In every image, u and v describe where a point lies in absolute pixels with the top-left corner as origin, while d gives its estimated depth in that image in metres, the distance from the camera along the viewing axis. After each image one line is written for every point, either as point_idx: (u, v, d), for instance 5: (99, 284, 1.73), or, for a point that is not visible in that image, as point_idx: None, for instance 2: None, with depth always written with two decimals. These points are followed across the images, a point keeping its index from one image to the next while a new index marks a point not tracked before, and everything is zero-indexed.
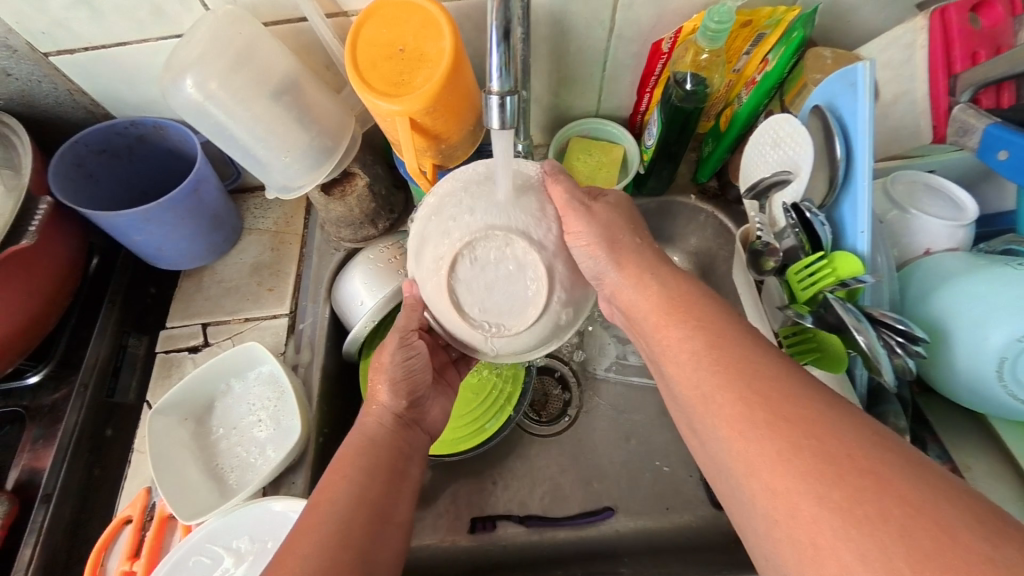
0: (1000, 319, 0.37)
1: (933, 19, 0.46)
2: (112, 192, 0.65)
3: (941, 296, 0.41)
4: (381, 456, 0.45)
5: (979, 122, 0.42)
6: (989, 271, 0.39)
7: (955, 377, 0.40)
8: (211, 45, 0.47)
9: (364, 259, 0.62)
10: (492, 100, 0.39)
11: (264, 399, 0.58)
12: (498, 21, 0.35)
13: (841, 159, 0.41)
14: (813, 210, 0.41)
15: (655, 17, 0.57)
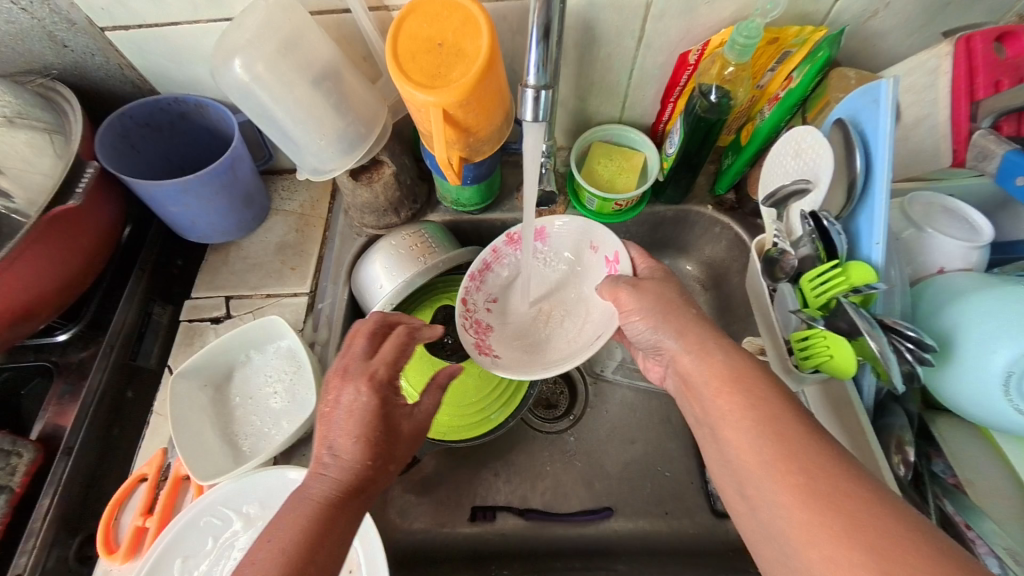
0: (1008, 336, 0.38)
1: (959, 46, 0.47)
2: (152, 164, 0.68)
3: (949, 311, 0.42)
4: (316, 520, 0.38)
5: (998, 148, 0.43)
6: (1002, 290, 0.40)
7: (961, 392, 0.41)
8: (261, 29, 0.50)
9: (387, 245, 0.64)
10: (528, 93, 0.40)
11: (281, 371, 0.60)
12: (538, 20, 0.36)
13: (859, 172, 0.42)
14: (830, 220, 0.42)
15: (684, 30, 0.59)
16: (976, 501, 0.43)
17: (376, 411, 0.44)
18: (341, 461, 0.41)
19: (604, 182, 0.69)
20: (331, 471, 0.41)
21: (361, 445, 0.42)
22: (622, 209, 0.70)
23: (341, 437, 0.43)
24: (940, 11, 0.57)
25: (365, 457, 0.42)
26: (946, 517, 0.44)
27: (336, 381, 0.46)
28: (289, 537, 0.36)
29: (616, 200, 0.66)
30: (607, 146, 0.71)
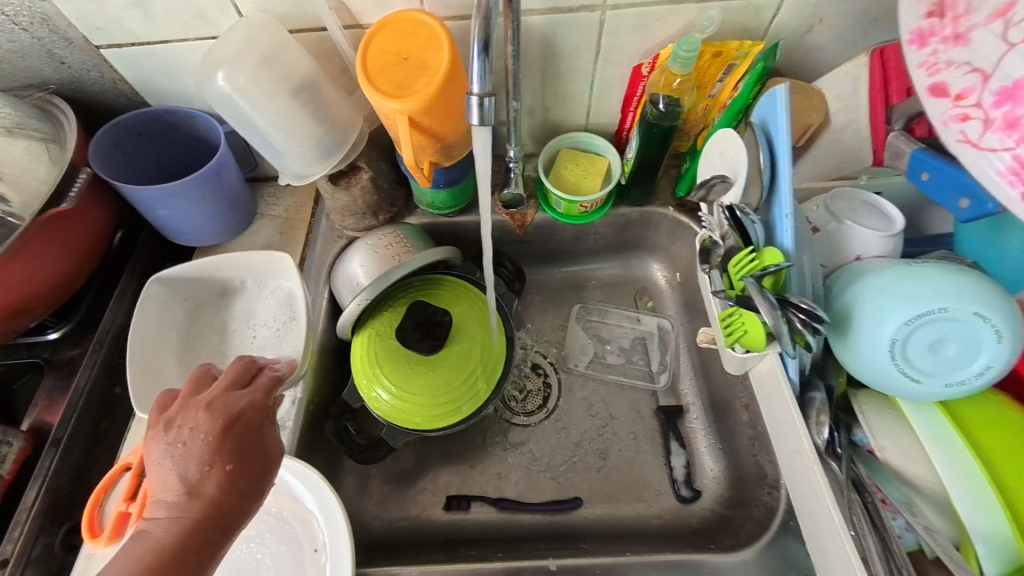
0: (894, 308, 0.39)
1: (874, 57, 0.53)
2: (144, 171, 0.72)
3: (849, 285, 0.43)
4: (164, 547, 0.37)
5: (908, 147, 0.49)
6: (900, 269, 0.40)
7: (858, 358, 0.41)
8: (243, 46, 0.55)
9: (364, 244, 0.68)
10: (473, 101, 0.42)
11: (274, 316, 0.65)
12: (478, 35, 0.39)
13: (765, 165, 0.41)
14: (744, 211, 0.41)
15: (638, 43, 0.64)
16: (889, 467, 0.42)
17: (218, 444, 0.42)
18: (190, 495, 0.39)
19: (570, 185, 0.74)
20: (165, 510, 0.39)
21: (222, 489, 0.40)
22: (588, 210, 0.75)
23: (200, 485, 0.40)
24: (872, 27, 0.63)
25: (218, 488, 0.40)
26: (859, 481, 0.42)
27: (174, 410, 0.44)
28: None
29: (581, 201, 0.71)
30: (574, 151, 0.76)
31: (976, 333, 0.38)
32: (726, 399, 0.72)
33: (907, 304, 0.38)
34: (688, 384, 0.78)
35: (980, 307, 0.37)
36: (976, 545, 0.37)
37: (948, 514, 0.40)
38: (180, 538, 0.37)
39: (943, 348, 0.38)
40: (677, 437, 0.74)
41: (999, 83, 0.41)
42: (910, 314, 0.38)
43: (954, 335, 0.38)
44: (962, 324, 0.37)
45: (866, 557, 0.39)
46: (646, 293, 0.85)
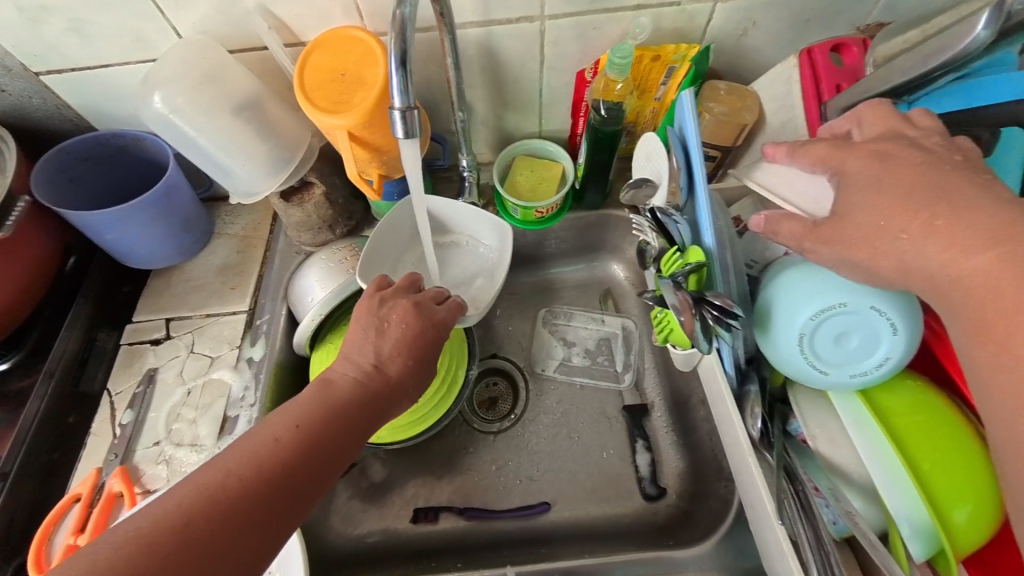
0: (802, 302, 0.41)
1: (802, 58, 0.53)
2: (94, 194, 0.71)
3: (769, 281, 0.45)
4: (356, 408, 0.43)
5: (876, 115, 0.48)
6: (812, 265, 0.42)
7: (775, 352, 0.43)
8: (180, 68, 0.55)
9: (319, 259, 0.68)
10: (396, 114, 0.43)
11: (473, 275, 0.71)
12: (395, 49, 0.40)
13: (682, 168, 0.42)
14: (665, 212, 0.42)
15: (580, 52, 0.65)
16: (821, 456, 0.44)
17: (412, 337, 0.49)
18: (377, 367, 0.46)
19: (526, 192, 0.75)
20: (352, 373, 0.45)
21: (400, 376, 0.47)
22: (545, 216, 0.76)
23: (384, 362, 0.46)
24: (803, 28, 0.65)
25: (397, 373, 0.47)
26: (793, 471, 0.44)
27: (387, 293, 0.53)
28: (312, 411, 0.42)
29: (537, 207, 0.72)
30: (530, 158, 0.77)
31: (873, 324, 0.39)
32: (687, 395, 0.73)
33: (812, 299, 0.40)
34: (652, 382, 0.79)
35: (877, 300, 0.39)
36: (899, 527, 0.39)
37: (872, 500, 0.42)
38: (362, 401, 0.44)
39: (848, 340, 0.40)
40: (642, 436, 0.75)
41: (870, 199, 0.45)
42: (816, 307, 0.40)
43: (855, 326, 0.40)
44: (861, 316, 0.39)
45: (797, 541, 0.41)
46: (610, 294, 0.87)
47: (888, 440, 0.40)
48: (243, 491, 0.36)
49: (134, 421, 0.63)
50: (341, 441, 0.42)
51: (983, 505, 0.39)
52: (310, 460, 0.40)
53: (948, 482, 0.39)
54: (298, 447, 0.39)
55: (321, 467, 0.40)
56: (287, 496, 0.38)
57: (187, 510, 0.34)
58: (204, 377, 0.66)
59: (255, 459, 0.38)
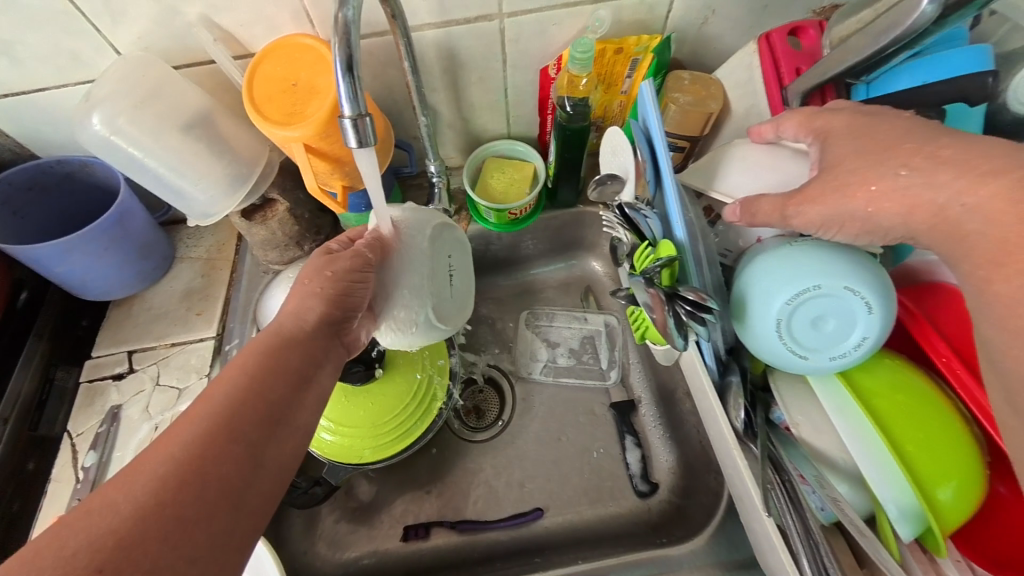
0: (777, 288, 0.40)
1: (761, 43, 0.53)
2: (42, 225, 0.68)
3: (742, 269, 0.44)
4: (288, 355, 0.41)
5: None
6: (783, 248, 0.41)
7: (754, 340, 0.42)
8: (119, 86, 0.52)
9: (287, 278, 0.66)
10: (346, 122, 0.41)
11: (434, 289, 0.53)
12: (339, 54, 0.38)
13: (648, 161, 0.41)
14: (633, 207, 0.41)
15: (542, 48, 0.64)
16: (803, 443, 0.43)
17: (315, 269, 0.47)
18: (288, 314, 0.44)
19: (498, 193, 0.73)
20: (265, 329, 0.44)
21: (335, 290, 0.45)
22: (519, 217, 0.74)
23: (312, 288, 0.45)
24: (761, 14, 0.64)
25: (299, 304, 0.44)
26: (778, 462, 0.43)
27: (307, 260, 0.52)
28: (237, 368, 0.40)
29: (510, 209, 0.71)
30: (500, 159, 0.75)
31: (850, 306, 0.39)
32: (672, 388, 0.73)
33: (786, 284, 0.40)
34: (638, 378, 0.78)
35: (852, 281, 0.38)
36: (886, 510, 0.38)
37: (860, 488, 0.41)
38: (283, 341, 0.42)
39: (825, 324, 0.40)
40: (630, 432, 0.74)
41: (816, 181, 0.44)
42: (792, 292, 0.40)
43: (832, 310, 0.39)
44: (838, 299, 0.39)
45: (786, 531, 0.41)
46: (591, 291, 0.86)
47: (872, 423, 0.40)
48: (205, 435, 0.35)
49: (98, 462, 0.60)
50: (284, 379, 0.40)
51: (965, 481, 0.39)
52: (262, 412, 0.37)
53: (930, 461, 0.39)
54: (252, 395, 0.38)
55: (269, 406, 0.38)
56: (253, 430, 0.36)
57: (165, 466, 0.32)
58: (172, 410, 0.63)
59: (210, 424, 0.35)
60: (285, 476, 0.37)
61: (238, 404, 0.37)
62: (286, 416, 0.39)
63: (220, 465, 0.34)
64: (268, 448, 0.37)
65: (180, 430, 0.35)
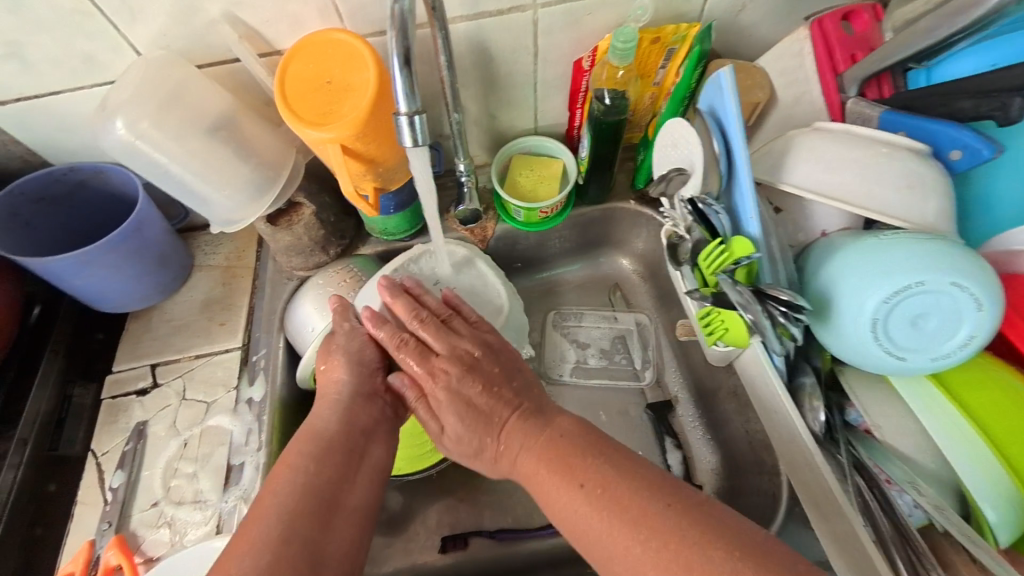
0: (871, 285, 0.39)
1: (813, 29, 0.51)
2: (54, 237, 0.65)
3: (820, 264, 0.42)
4: (335, 439, 0.48)
5: (874, 111, 0.47)
6: (864, 242, 0.40)
7: (838, 340, 0.41)
8: (141, 88, 0.49)
9: (315, 285, 0.63)
10: (402, 120, 0.39)
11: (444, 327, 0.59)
12: (396, 48, 0.37)
13: (721, 153, 0.41)
14: (706, 202, 0.40)
15: (574, 40, 0.62)
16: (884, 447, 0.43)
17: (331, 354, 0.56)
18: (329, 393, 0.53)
19: (526, 191, 0.71)
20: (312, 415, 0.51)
21: (354, 356, 0.55)
22: (549, 215, 0.72)
23: (335, 363, 0.55)
24: None
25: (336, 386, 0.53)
26: (862, 465, 0.44)
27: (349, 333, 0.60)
28: (295, 455, 0.46)
29: (540, 207, 0.69)
30: (527, 157, 0.73)
31: (949, 301, 0.37)
32: (712, 387, 0.71)
33: (882, 281, 0.38)
34: (673, 377, 0.76)
35: (955, 276, 0.37)
36: (984, 514, 0.38)
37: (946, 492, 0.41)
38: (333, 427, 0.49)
39: (923, 322, 0.38)
40: (669, 433, 0.72)
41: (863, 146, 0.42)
42: (887, 290, 0.38)
43: (931, 307, 0.38)
44: (937, 294, 0.37)
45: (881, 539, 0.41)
46: (619, 289, 0.83)
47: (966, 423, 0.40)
48: (277, 534, 0.40)
49: (126, 483, 0.57)
50: (337, 468, 0.46)
51: None
52: (323, 505, 0.43)
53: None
54: (312, 493, 0.43)
55: (326, 497, 0.44)
56: (312, 525, 0.42)
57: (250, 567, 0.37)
58: (200, 426, 0.60)
59: (284, 518, 0.41)
60: (348, 555, 0.43)
61: (302, 498, 0.43)
62: (338, 501, 0.45)
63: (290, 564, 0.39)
64: (332, 535, 0.42)
65: (249, 533, 0.40)
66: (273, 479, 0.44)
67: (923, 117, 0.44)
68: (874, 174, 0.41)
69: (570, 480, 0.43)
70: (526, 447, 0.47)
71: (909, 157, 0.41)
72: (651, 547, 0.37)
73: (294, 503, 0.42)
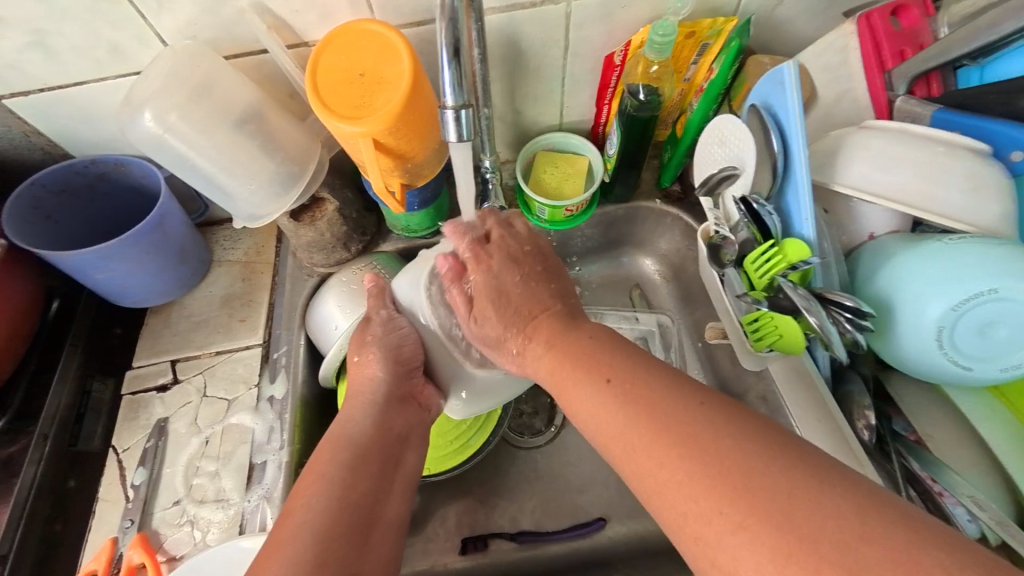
0: (939, 291, 0.39)
1: (860, 24, 0.49)
2: (74, 230, 0.64)
3: (880, 268, 0.43)
4: (370, 447, 0.48)
5: (924, 110, 0.45)
6: (929, 246, 0.40)
7: (905, 350, 0.42)
8: (169, 79, 0.48)
9: (338, 282, 0.62)
10: (448, 114, 0.39)
11: None
12: (447, 39, 0.36)
13: (779, 152, 0.40)
14: (761, 202, 0.40)
15: (606, 34, 0.60)
16: (936, 454, 0.46)
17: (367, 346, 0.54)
18: (369, 395, 0.52)
19: (551, 189, 0.70)
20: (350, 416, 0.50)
21: (390, 350, 0.54)
22: (574, 214, 0.70)
23: (369, 356, 0.53)
24: None
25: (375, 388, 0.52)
26: (913, 475, 0.46)
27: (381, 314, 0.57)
28: (334, 460, 0.45)
29: (566, 205, 0.67)
30: (551, 154, 0.71)
31: (1023, 308, 0.38)
32: (739, 391, 0.69)
33: (952, 288, 0.38)
34: (697, 380, 0.74)
35: None
36: None
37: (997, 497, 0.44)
38: (370, 435, 0.48)
39: (993, 329, 0.39)
40: None
41: (926, 143, 0.41)
42: (955, 297, 0.39)
43: (1002, 315, 0.38)
44: (1009, 302, 0.38)
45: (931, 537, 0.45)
46: (640, 289, 0.82)
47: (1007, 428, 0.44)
48: (317, 545, 0.39)
49: (147, 481, 0.56)
50: (371, 481, 0.45)
51: None
52: (361, 519, 0.42)
53: None
54: (352, 501, 0.43)
55: (366, 507, 0.43)
56: (348, 541, 0.40)
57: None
58: (222, 423, 0.59)
59: (323, 527, 0.40)
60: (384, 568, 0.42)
61: (336, 511, 0.41)
62: (375, 513, 0.44)
63: None
64: (368, 552, 0.41)
65: (278, 554, 0.37)
66: (304, 487, 0.43)
67: (978, 116, 0.43)
68: (936, 174, 0.40)
69: (635, 423, 0.35)
70: (609, 400, 0.37)
71: (973, 159, 0.40)
72: (713, 485, 0.29)
73: (334, 510, 0.41)
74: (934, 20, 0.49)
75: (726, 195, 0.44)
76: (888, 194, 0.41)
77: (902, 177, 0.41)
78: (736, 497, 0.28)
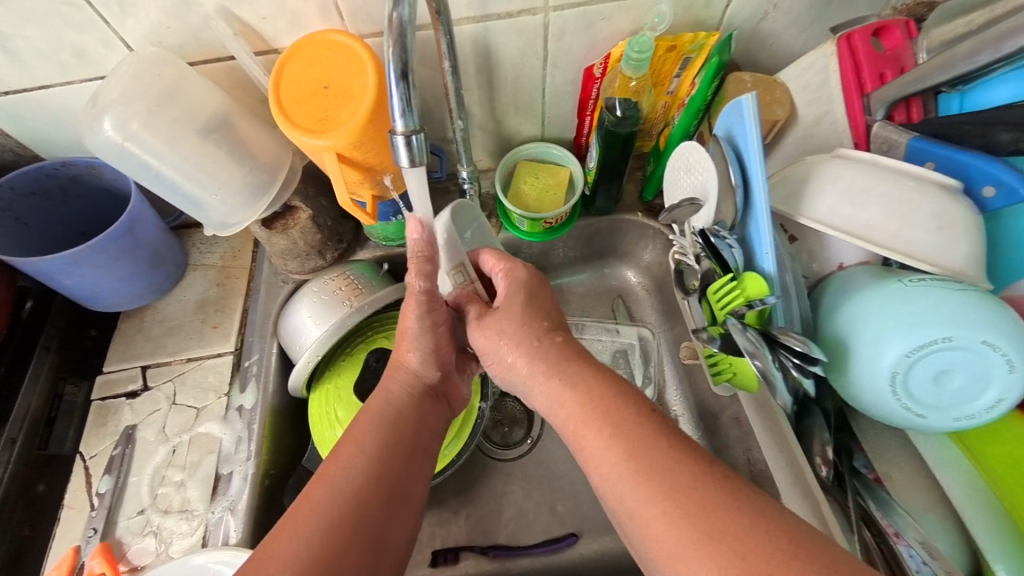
0: (894, 336, 0.39)
1: (841, 45, 0.48)
2: (46, 233, 0.64)
3: (841, 308, 0.43)
4: (402, 426, 0.46)
5: (901, 137, 0.44)
6: (889, 289, 0.41)
7: (863, 392, 0.42)
8: (131, 87, 0.47)
9: (310, 292, 0.61)
10: (398, 139, 0.39)
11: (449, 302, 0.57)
12: (392, 61, 0.36)
13: (739, 184, 0.40)
14: (720, 235, 0.40)
15: (586, 46, 0.59)
16: (891, 494, 0.47)
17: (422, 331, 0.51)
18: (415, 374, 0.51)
19: (531, 201, 0.68)
20: (395, 385, 0.50)
21: (429, 346, 0.51)
22: (553, 226, 0.69)
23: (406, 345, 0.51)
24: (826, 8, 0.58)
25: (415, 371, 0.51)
26: (870, 517, 0.47)
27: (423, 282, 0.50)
28: (372, 429, 0.45)
29: (545, 218, 0.66)
30: (533, 164, 0.70)
31: (977, 360, 0.38)
32: (716, 410, 0.68)
33: (906, 334, 0.39)
34: (675, 396, 0.73)
35: (988, 335, 0.37)
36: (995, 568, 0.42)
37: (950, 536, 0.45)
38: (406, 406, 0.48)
39: (948, 378, 0.39)
40: None
41: (895, 177, 0.40)
42: (911, 343, 0.39)
43: (957, 364, 0.38)
44: (965, 353, 0.38)
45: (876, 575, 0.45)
46: (622, 300, 0.80)
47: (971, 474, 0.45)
48: (342, 514, 0.39)
49: (113, 489, 0.56)
50: (404, 453, 0.45)
51: None
52: (388, 492, 0.42)
53: None
54: (386, 466, 0.43)
55: (398, 477, 0.43)
56: (377, 514, 0.40)
57: (310, 541, 0.36)
58: (190, 432, 0.59)
59: (353, 496, 0.40)
60: (404, 549, 0.41)
61: (370, 479, 0.41)
62: (400, 492, 0.43)
63: (349, 553, 0.37)
64: (392, 525, 0.41)
65: (306, 517, 0.38)
66: (337, 455, 0.43)
67: (955, 147, 0.42)
68: (902, 211, 0.40)
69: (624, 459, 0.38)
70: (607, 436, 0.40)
71: (943, 196, 0.39)
72: (675, 507, 0.34)
73: (367, 479, 0.41)
74: (916, 43, 0.49)
75: (689, 225, 0.45)
76: (854, 226, 0.41)
77: (868, 210, 0.40)
78: (685, 517, 0.33)
